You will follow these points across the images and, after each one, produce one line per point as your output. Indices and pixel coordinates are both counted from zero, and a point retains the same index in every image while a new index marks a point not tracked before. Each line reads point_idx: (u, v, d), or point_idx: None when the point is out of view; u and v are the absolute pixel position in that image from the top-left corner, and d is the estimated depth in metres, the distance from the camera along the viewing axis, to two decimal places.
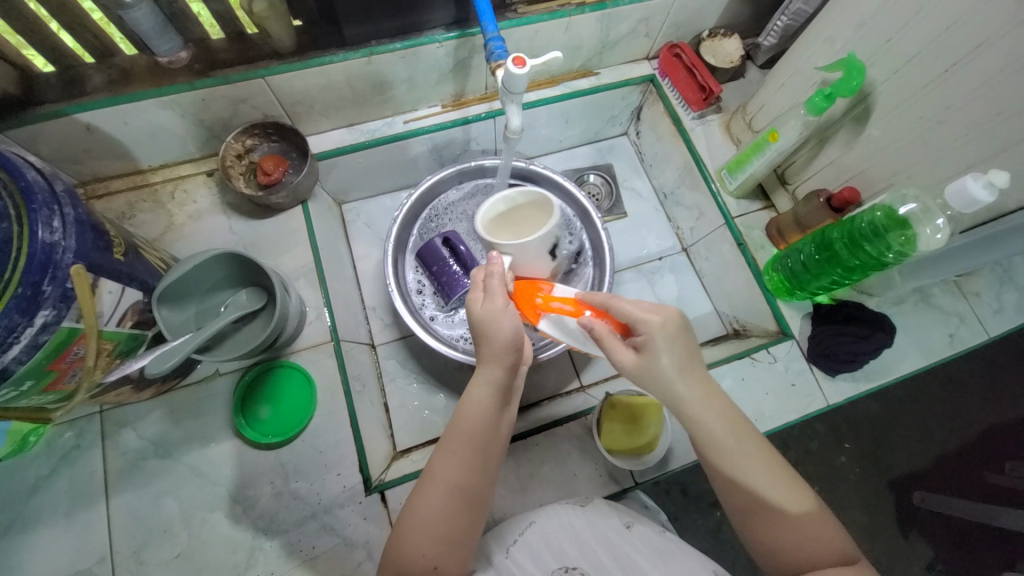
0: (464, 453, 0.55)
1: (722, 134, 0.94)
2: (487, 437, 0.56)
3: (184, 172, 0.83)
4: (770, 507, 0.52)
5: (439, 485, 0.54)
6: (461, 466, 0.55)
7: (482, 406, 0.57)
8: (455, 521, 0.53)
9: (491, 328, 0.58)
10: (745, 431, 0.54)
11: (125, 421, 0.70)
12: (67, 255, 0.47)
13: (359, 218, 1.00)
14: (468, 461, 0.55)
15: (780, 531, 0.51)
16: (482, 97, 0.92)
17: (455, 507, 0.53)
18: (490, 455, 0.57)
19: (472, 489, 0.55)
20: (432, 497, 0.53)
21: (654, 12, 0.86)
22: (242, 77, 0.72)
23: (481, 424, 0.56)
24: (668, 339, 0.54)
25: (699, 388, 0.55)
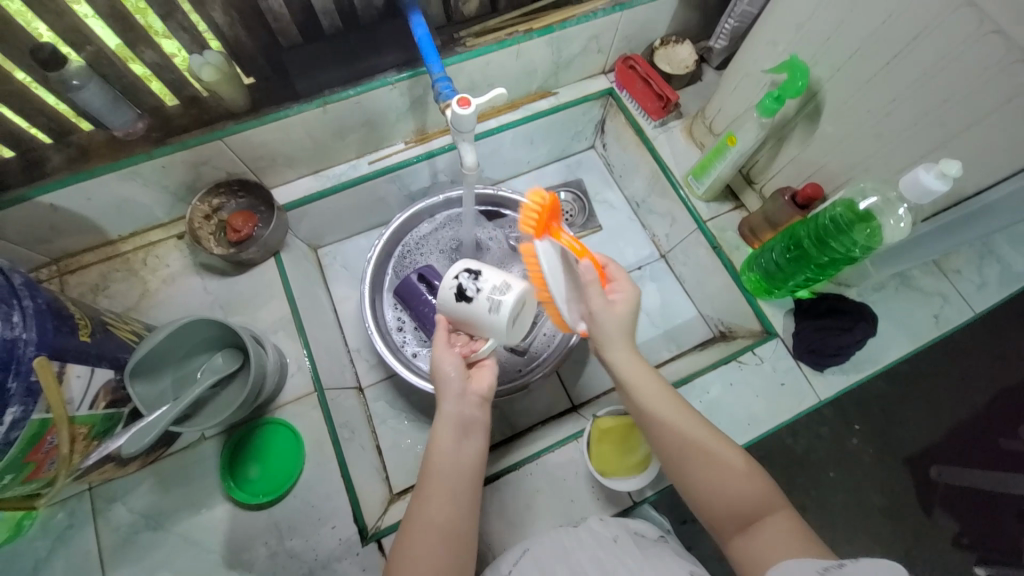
0: (434, 491, 0.57)
1: (685, 139, 0.95)
2: (453, 470, 0.58)
3: (155, 238, 0.83)
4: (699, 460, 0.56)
5: (421, 528, 0.54)
6: (442, 500, 0.56)
7: (447, 441, 0.60)
8: (443, 565, 0.52)
9: (439, 374, 0.65)
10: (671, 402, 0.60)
11: (114, 496, 0.69)
12: (29, 348, 0.47)
13: (336, 261, 1.00)
14: (444, 497, 0.56)
15: (710, 483, 0.55)
16: (443, 129, 0.93)
17: (439, 549, 0.53)
18: (466, 489, 0.58)
19: (450, 527, 0.55)
20: (418, 541, 0.53)
21: (603, 29, 0.87)
22: (199, 141, 0.72)
23: (450, 460, 0.59)
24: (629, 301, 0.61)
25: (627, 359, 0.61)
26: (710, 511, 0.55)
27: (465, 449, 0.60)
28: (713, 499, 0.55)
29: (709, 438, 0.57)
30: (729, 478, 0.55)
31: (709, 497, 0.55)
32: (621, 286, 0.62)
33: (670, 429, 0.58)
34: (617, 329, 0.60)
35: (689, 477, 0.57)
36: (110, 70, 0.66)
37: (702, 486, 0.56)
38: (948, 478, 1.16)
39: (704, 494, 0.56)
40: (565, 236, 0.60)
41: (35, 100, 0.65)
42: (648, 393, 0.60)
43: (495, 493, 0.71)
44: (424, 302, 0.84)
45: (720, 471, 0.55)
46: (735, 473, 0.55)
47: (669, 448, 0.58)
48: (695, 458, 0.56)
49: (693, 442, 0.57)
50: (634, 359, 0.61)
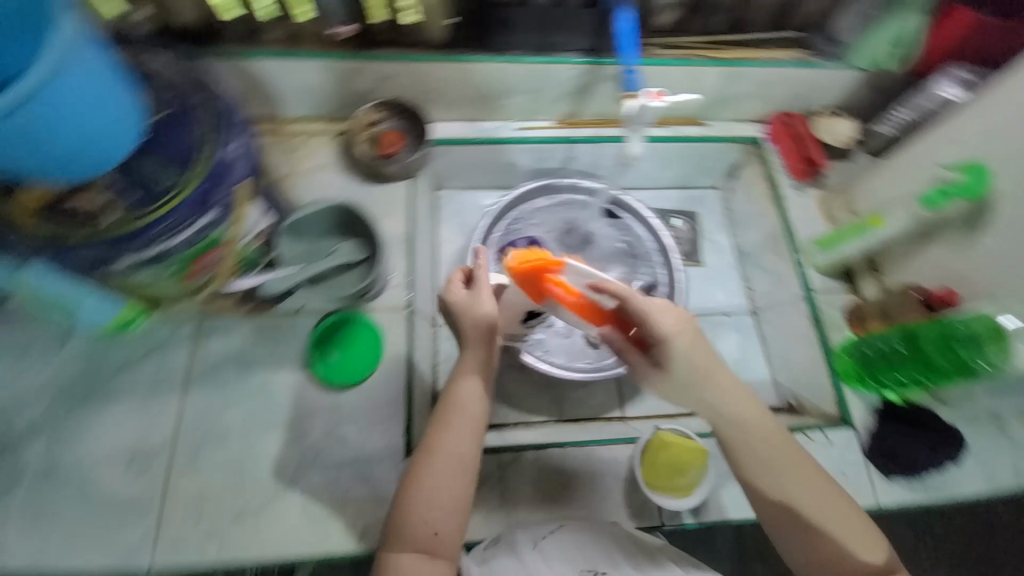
0: (461, 427, 0.59)
1: (818, 209, 0.96)
2: (473, 408, 0.60)
3: (316, 128, 0.92)
4: (797, 513, 0.56)
5: (445, 454, 0.57)
6: (460, 440, 0.58)
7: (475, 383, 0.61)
8: (456, 488, 0.57)
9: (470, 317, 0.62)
10: (778, 442, 0.58)
11: (213, 331, 0.76)
12: (241, 169, 0.54)
13: (450, 206, 1.04)
14: (459, 427, 0.59)
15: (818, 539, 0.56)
16: (593, 121, 0.97)
17: (455, 474, 0.57)
18: (474, 424, 0.60)
19: (467, 458, 0.58)
20: (424, 500, 0.56)
21: (777, 79, 0.90)
22: (392, 58, 0.80)
23: (464, 403, 0.60)
24: (679, 340, 0.59)
25: (715, 392, 0.60)
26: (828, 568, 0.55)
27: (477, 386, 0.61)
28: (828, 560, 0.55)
29: (827, 496, 0.57)
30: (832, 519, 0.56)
31: (829, 553, 0.55)
32: (660, 332, 0.59)
33: (791, 495, 0.56)
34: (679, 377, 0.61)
35: (793, 530, 0.57)
36: None
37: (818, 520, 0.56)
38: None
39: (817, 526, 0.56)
40: (561, 285, 0.68)
41: None
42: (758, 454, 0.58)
43: (535, 461, 0.74)
44: None
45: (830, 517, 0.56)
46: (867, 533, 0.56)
47: (780, 493, 0.57)
48: (795, 507, 0.56)
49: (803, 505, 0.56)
50: (731, 390, 0.60)
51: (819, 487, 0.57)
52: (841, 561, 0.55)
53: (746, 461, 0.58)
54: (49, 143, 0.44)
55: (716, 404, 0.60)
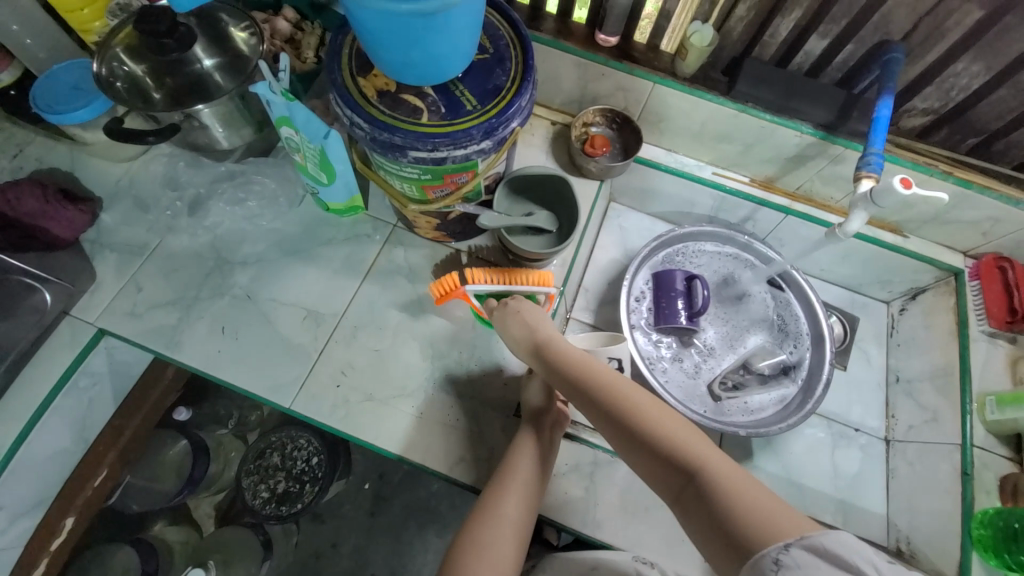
0: (518, 490, 0.64)
1: (1003, 365, 0.87)
2: (530, 482, 0.65)
3: (538, 112, 1.02)
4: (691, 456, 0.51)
5: (504, 520, 0.61)
6: (518, 505, 0.63)
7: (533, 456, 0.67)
8: (508, 554, 0.59)
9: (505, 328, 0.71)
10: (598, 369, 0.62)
11: (400, 242, 0.87)
12: (521, 116, 0.63)
13: (617, 220, 1.10)
14: (518, 492, 0.64)
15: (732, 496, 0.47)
16: (787, 193, 0.98)
17: (512, 540, 0.60)
18: (530, 492, 0.64)
19: (523, 523, 0.62)
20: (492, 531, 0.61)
21: (1010, 218, 0.85)
22: (642, 74, 0.88)
23: (522, 474, 0.65)
24: (527, 314, 0.70)
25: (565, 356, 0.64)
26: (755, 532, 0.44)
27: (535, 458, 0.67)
28: (740, 520, 0.46)
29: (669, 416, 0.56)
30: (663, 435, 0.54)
31: (735, 510, 0.46)
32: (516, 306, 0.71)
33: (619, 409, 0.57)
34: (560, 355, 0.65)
35: (710, 499, 0.48)
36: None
37: (734, 507, 0.46)
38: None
39: (737, 517, 0.46)
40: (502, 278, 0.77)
41: None
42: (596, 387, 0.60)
43: (629, 474, 0.75)
44: (672, 298, 0.91)
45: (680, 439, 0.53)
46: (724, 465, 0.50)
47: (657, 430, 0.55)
48: (690, 449, 0.52)
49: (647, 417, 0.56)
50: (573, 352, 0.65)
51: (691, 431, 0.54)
52: (754, 514, 0.45)
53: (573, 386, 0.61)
54: (407, 41, 0.53)
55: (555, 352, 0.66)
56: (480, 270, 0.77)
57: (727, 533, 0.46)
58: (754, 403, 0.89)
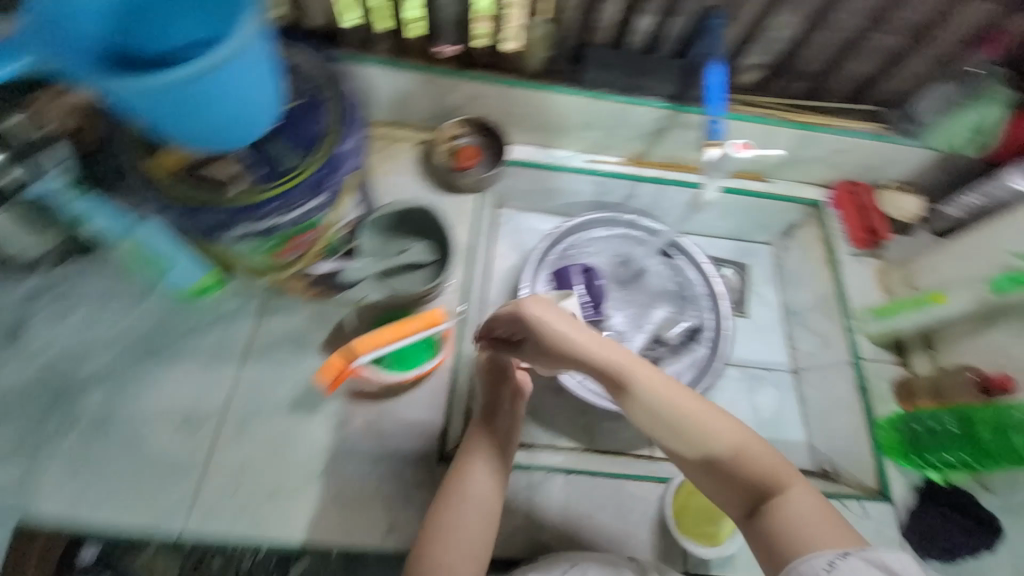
0: (485, 478, 0.63)
1: (874, 278, 0.96)
2: (496, 455, 0.65)
3: (400, 134, 0.97)
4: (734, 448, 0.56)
5: (473, 506, 0.60)
6: (487, 489, 0.62)
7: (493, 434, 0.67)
8: (478, 539, 0.59)
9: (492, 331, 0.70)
10: (723, 422, 0.57)
11: (275, 310, 0.79)
12: (351, 162, 0.59)
13: (509, 224, 1.08)
14: (485, 478, 0.63)
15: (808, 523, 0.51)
16: (661, 163, 0.99)
17: (485, 526, 0.60)
18: (500, 471, 0.64)
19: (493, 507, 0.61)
20: (463, 517, 0.60)
21: (850, 148, 0.92)
22: (488, 80, 0.86)
23: (485, 457, 0.64)
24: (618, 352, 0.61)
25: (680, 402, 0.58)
26: (795, 532, 0.51)
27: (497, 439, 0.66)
28: (783, 521, 0.52)
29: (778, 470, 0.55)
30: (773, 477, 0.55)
31: (784, 518, 0.52)
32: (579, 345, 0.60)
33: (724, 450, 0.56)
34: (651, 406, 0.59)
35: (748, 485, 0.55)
36: None
37: (784, 527, 0.52)
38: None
39: (786, 531, 0.52)
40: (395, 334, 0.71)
41: None
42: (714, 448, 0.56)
43: (565, 485, 0.74)
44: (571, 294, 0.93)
45: (746, 452, 0.56)
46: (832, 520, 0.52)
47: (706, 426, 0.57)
48: (733, 446, 0.56)
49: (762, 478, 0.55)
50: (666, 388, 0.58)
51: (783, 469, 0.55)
52: (809, 525, 0.51)
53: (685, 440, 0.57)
54: (194, 115, 0.47)
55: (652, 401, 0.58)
56: (363, 340, 0.69)
57: (755, 512, 0.54)
58: (671, 374, 0.90)
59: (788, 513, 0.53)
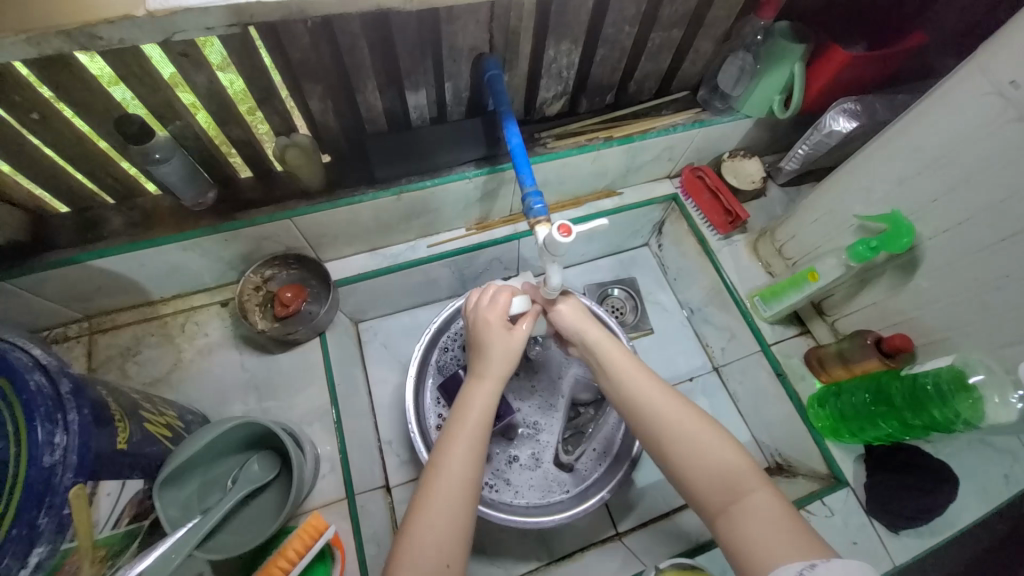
0: (439, 512, 0.51)
1: (749, 255, 0.92)
2: (458, 485, 0.52)
3: (197, 302, 0.79)
4: (685, 439, 0.53)
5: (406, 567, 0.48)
6: (435, 532, 0.50)
7: (462, 449, 0.55)
8: None
9: (482, 343, 0.63)
10: (685, 408, 0.56)
11: None
12: (67, 474, 0.40)
13: (376, 337, 0.94)
14: (441, 515, 0.51)
15: (762, 518, 0.47)
16: (506, 218, 0.91)
17: None
18: (467, 505, 0.52)
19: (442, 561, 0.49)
20: (437, 511, 0.51)
21: (679, 141, 0.87)
22: (268, 219, 0.70)
23: (450, 481, 0.52)
24: (594, 334, 0.65)
25: (656, 390, 0.58)
26: (758, 547, 0.45)
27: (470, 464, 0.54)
28: (746, 532, 0.47)
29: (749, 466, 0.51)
30: (714, 451, 0.52)
31: (745, 522, 0.47)
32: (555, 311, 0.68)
33: (675, 434, 0.54)
34: (639, 385, 0.59)
35: (709, 485, 0.51)
36: (195, 143, 0.64)
37: (748, 533, 0.47)
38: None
39: (748, 534, 0.47)
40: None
41: (95, 152, 0.60)
42: (671, 430, 0.54)
43: None
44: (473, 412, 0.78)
45: (686, 433, 0.54)
46: (795, 531, 0.46)
47: (661, 420, 0.55)
48: (682, 436, 0.54)
49: (729, 468, 0.51)
50: (655, 385, 0.58)
51: (732, 449, 0.52)
52: (769, 530, 0.46)
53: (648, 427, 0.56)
54: None
55: (637, 391, 0.58)
56: None
57: (722, 509, 0.49)
58: (601, 443, 0.80)
59: (749, 518, 0.47)
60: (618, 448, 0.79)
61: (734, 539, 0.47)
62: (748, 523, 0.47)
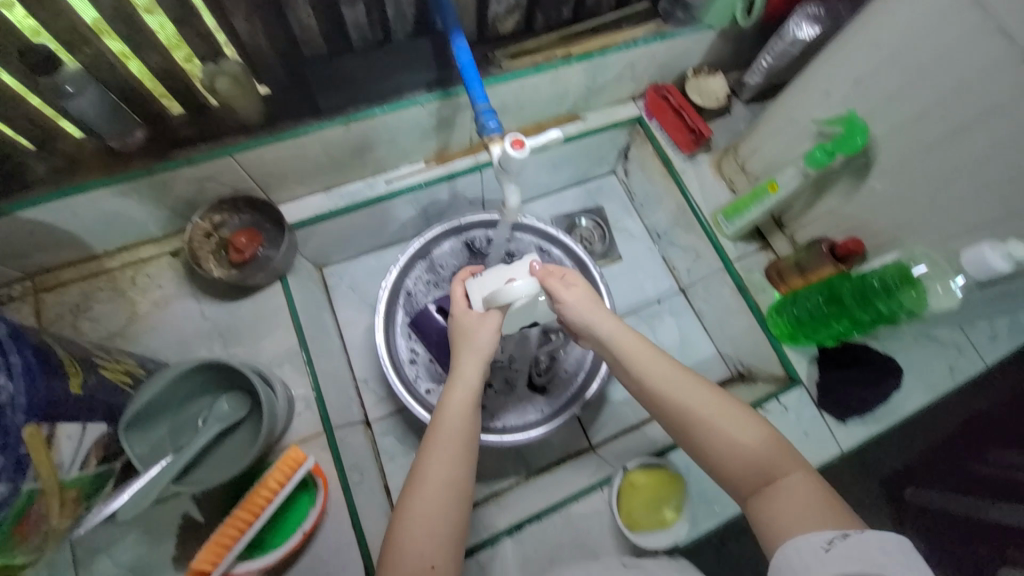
0: (430, 506, 0.52)
1: (714, 174, 0.91)
2: (440, 486, 0.54)
3: (146, 254, 0.75)
4: (708, 421, 0.52)
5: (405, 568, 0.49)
6: (427, 535, 0.51)
7: (443, 452, 0.56)
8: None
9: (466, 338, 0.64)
10: (705, 389, 0.55)
11: (98, 548, 0.62)
12: (18, 415, 0.40)
13: (342, 281, 0.93)
14: (427, 517, 0.52)
15: (793, 496, 0.46)
16: (466, 150, 0.87)
17: None
18: (458, 501, 0.54)
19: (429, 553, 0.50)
20: (421, 508, 0.52)
21: (641, 58, 0.84)
22: (207, 158, 0.65)
23: (429, 486, 0.53)
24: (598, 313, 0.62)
25: (675, 373, 0.56)
26: (788, 522, 0.45)
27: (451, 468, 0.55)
28: (776, 508, 0.46)
29: (769, 441, 0.51)
30: (737, 431, 0.51)
31: (775, 500, 0.47)
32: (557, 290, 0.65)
33: (697, 417, 0.53)
34: (654, 367, 0.57)
35: (738, 467, 0.50)
36: (113, 75, 0.58)
37: (778, 510, 0.46)
38: (960, 501, 1.01)
39: (776, 514, 0.46)
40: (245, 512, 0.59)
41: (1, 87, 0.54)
42: (694, 412, 0.53)
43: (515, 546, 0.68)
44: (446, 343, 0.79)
45: (708, 415, 0.53)
46: (823, 505, 0.45)
47: (683, 402, 0.54)
48: (708, 419, 0.53)
49: (755, 449, 0.50)
50: (675, 368, 0.57)
51: (758, 428, 0.52)
52: (801, 504, 0.45)
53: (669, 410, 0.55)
54: None
55: (654, 372, 0.57)
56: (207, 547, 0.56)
57: (753, 489, 0.49)
58: (573, 364, 0.83)
59: (782, 498, 0.47)
60: (588, 367, 0.83)
61: (766, 518, 0.47)
62: (778, 502, 0.47)
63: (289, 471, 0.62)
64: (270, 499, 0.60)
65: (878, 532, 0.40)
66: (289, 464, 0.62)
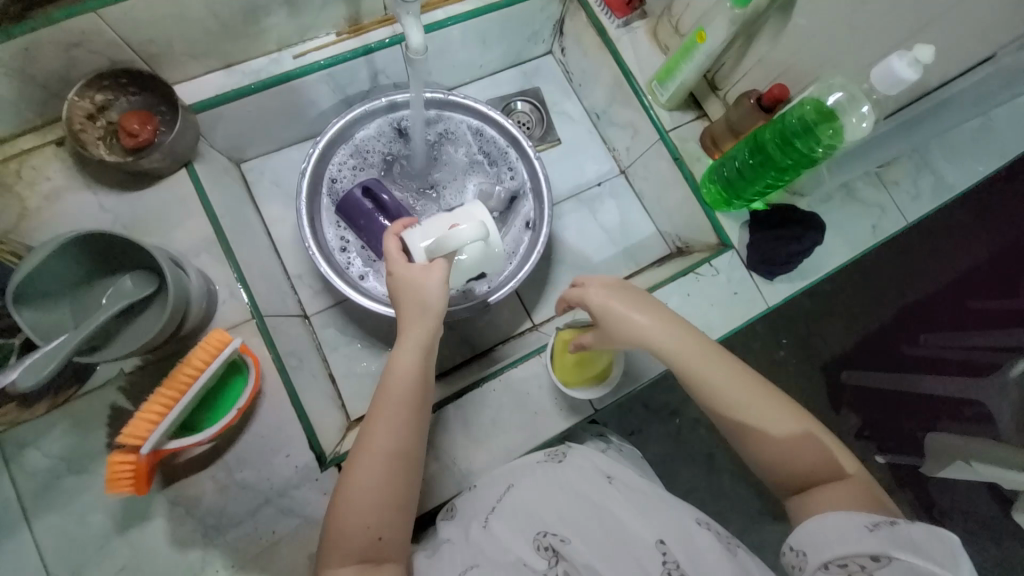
0: (378, 466, 0.52)
1: (649, 42, 0.87)
2: (395, 454, 0.53)
3: (26, 144, 0.68)
4: (755, 423, 0.54)
5: (360, 528, 0.50)
6: (380, 490, 0.52)
7: (396, 419, 0.54)
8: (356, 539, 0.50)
9: (415, 292, 0.59)
10: (748, 380, 0.56)
11: (26, 442, 0.61)
12: None
13: (263, 177, 0.88)
14: (390, 477, 0.52)
15: (834, 491, 0.50)
16: (381, 20, 0.80)
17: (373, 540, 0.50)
18: (408, 464, 0.54)
19: (387, 501, 0.52)
20: (372, 471, 0.52)
21: None
22: (66, 14, 0.58)
23: (382, 449, 0.53)
24: (630, 302, 0.60)
25: (722, 369, 0.57)
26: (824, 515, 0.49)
27: (404, 428, 0.54)
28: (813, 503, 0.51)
29: (809, 430, 0.54)
30: (780, 424, 0.54)
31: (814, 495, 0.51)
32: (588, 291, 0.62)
33: (739, 411, 0.55)
34: (697, 363, 0.57)
35: (783, 460, 0.54)
36: None
37: (817, 503, 0.50)
38: (883, 380, 1.14)
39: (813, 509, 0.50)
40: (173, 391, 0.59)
41: None
42: (741, 411, 0.55)
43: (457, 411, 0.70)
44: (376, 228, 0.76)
45: (754, 410, 0.55)
46: (853, 494, 0.49)
47: (728, 398, 0.55)
48: (755, 418, 0.55)
49: (796, 444, 0.53)
50: (725, 364, 0.57)
51: (798, 417, 0.55)
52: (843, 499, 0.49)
53: (713, 405, 0.56)
54: None
55: (702, 372, 0.57)
56: (135, 422, 0.57)
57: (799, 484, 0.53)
58: (510, 244, 0.83)
59: (825, 494, 0.50)
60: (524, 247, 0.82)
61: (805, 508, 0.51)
62: (817, 493, 0.51)
63: (215, 351, 0.61)
64: (197, 377, 0.60)
65: (910, 523, 0.43)
66: (216, 346, 0.61)
